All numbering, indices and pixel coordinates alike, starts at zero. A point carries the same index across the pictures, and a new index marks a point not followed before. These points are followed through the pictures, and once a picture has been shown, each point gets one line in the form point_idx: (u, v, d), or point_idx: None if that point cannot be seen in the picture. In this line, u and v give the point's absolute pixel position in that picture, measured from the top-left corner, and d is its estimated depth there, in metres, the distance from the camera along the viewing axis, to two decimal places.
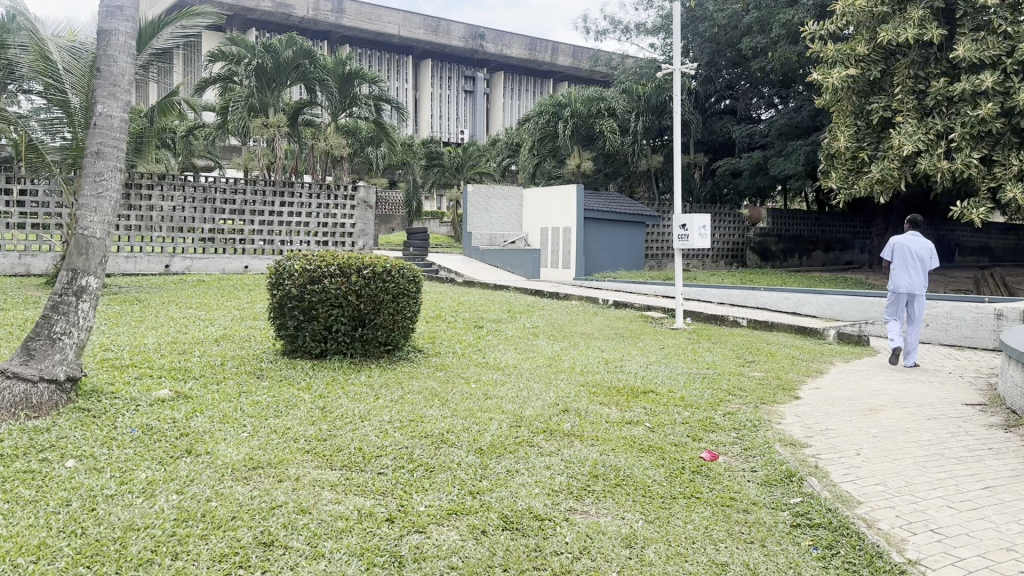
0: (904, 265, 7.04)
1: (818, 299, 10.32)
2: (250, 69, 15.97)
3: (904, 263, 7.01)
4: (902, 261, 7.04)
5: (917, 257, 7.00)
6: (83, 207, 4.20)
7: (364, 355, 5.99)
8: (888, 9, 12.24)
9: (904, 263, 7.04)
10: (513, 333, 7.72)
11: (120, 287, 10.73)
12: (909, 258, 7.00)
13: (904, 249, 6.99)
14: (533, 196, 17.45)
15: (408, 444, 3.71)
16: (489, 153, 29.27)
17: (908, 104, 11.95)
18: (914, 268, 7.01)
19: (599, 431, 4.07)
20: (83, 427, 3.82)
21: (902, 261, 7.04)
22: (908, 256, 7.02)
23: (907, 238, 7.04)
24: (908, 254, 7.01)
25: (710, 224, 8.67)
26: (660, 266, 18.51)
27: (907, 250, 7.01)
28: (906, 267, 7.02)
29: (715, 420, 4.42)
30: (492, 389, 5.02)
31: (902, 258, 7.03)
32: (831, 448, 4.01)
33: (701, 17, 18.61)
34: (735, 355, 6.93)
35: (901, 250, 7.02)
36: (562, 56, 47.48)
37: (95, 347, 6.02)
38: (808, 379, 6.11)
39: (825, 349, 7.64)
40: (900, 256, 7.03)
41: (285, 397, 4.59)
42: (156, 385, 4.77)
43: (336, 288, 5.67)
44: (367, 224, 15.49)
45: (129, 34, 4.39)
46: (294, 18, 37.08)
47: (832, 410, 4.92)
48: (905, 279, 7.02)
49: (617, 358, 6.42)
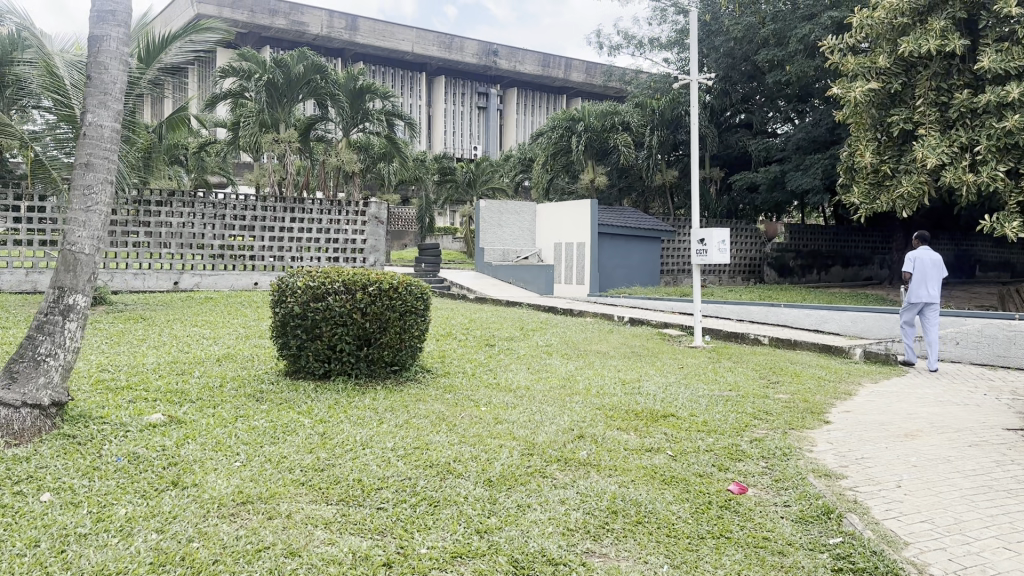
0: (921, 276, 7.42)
1: (841, 316, 9.98)
2: (260, 85, 15.83)
3: (923, 274, 7.39)
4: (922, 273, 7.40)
5: (930, 270, 7.40)
6: (71, 221, 3.97)
7: (369, 375, 5.73)
8: (908, 20, 11.97)
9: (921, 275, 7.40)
10: (526, 352, 7.46)
11: (126, 304, 10.55)
12: (927, 270, 7.39)
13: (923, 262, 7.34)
14: (546, 211, 17.22)
15: (412, 476, 3.43)
16: (502, 169, 29.09)
17: (930, 116, 11.63)
18: (929, 280, 7.41)
19: (617, 460, 3.78)
20: (64, 456, 3.57)
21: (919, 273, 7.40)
22: (924, 269, 7.39)
23: (923, 253, 7.39)
24: (927, 266, 7.38)
25: (728, 238, 8.41)
26: (675, 282, 18.19)
27: (927, 263, 7.38)
28: (924, 279, 7.40)
29: (741, 447, 4.14)
30: (503, 412, 4.75)
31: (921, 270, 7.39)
32: (870, 479, 3.71)
33: (717, 31, 18.35)
34: (759, 376, 6.62)
35: (921, 264, 7.38)
36: (575, 72, 47.35)
37: (91, 367, 5.79)
38: (836, 401, 5.78)
39: (851, 369, 7.32)
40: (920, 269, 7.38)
41: (283, 422, 4.33)
42: (149, 409, 4.52)
43: (340, 306, 5.40)
44: (379, 240, 15.40)
45: (121, 40, 4.17)
46: (308, 36, 37.13)
47: (866, 436, 4.62)
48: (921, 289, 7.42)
49: (635, 379, 6.12)
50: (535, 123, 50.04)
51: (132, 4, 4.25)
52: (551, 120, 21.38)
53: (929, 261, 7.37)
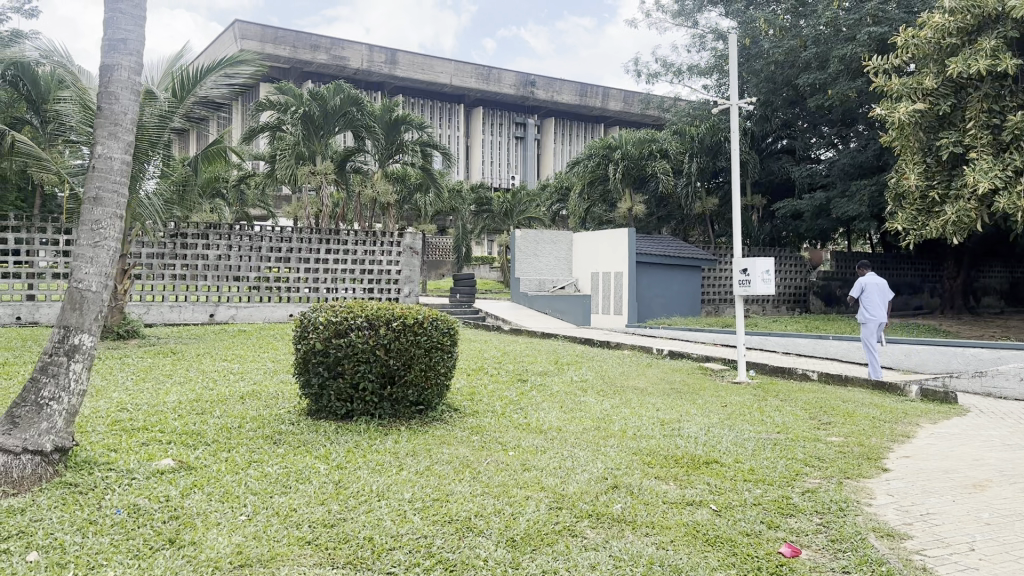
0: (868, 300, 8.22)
1: (894, 349, 9.55)
2: (297, 117, 15.91)
3: (872, 297, 8.12)
4: (866, 295, 8.18)
5: (884, 294, 8.21)
6: (77, 257, 3.80)
7: (393, 416, 5.46)
8: (957, 41, 11.53)
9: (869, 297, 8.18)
10: (560, 389, 7.14)
11: (159, 339, 10.47)
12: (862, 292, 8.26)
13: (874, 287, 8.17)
14: (583, 240, 16.92)
15: (428, 534, 3.14)
16: (539, 199, 28.94)
17: (983, 139, 11.14)
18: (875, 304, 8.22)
19: (655, 516, 3.45)
20: (61, 508, 3.35)
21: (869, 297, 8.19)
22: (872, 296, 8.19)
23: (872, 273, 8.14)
24: (872, 289, 8.15)
25: (773, 268, 7.99)
26: (717, 312, 17.70)
27: (872, 285, 8.15)
28: (871, 300, 8.15)
29: (792, 501, 3.80)
30: (532, 457, 4.44)
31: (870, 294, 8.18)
32: (939, 541, 3.32)
33: (756, 55, 17.88)
34: (809, 416, 6.19)
35: (867, 283, 8.21)
36: (614, 101, 47.26)
37: (110, 407, 5.59)
38: (894, 445, 5.37)
39: (907, 408, 6.85)
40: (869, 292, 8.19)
41: (298, 469, 4.07)
42: (160, 454, 4.29)
43: (363, 342, 5.16)
44: (413, 271, 15.37)
45: (133, 70, 4.03)
46: (348, 71, 37.66)
47: (930, 487, 4.20)
48: (872, 310, 8.13)
49: (674, 420, 5.73)
50: (573, 152, 50.02)
51: (144, 33, 4.11)
52: (588, 148, 20.99)
53: (874, 281, 8.16)
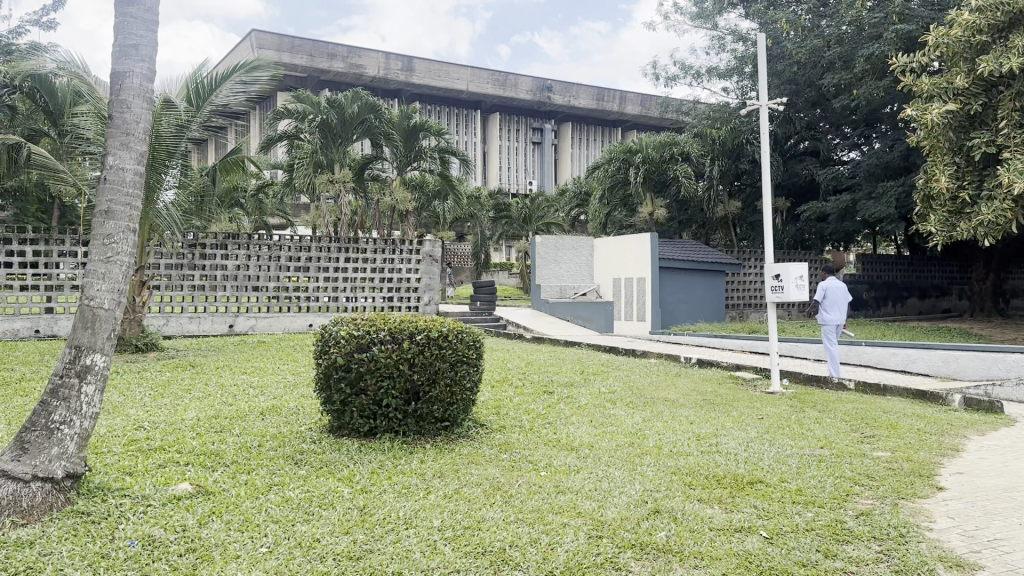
0: (831, 303, 8.26)
1: (930, 355, 9.23)
2: (315, 125, 15.80)
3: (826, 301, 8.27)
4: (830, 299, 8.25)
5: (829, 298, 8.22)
6: (89, 274, 3.63)
7: (418, 433, 5.24)
8: (988, 38, 11.17)
9: (830, 301, 8.25)
10: (588, 401, 6.88)
11: (177, 351, 10.33)
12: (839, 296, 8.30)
13: (826, 290, 8.26)
14: (604, 246, 16.67)
15: (461, 568, 2.94)
16: (557, 204, 28.74)
17: (1017, 138, 10.77)
18: (833, 306, 8.22)
19: (701, 545, 3.22)
20: (72, 540, 3.17)
21: (831, 301, 8.25)
22: (831, 299, 8.24)
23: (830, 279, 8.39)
24: (832, 293, 8.26)
25: (807, 274, 7.71)
26: (742, 317, 17.38)
27: (832, 290, 8.26)
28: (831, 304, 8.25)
29: (847, 525, 3.56)
30: (565, 478, 4.21)
31: (830, 297, 8.26)
32: (1013, 572, 3.05)
33: (779, 56, 17.53)
34: (850, 429, 5.91)
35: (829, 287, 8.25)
36: (631, 105, 47.08)
37: (126, 425, 5.41)
38: (944, 459, 5.08)
39: (951, 418, 6.56)
40: (830, 295, 8.25)
41: (320, 493, 3.87)
42: (176, 478, 4.10)
43: (386, 357, 4.95)
44: (433, 278, 15.19)
45: (146, 76, 3.86)
46: (365, 78, 37.65)
47: (993, 508, 3.92)
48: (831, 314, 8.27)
49: (711, 435, 5.47)
50: (591, 157, 49.83)
51: (158, 38, 3.95)
52: (608, 152, 20.74)
53: (830, 285, 8.25)
